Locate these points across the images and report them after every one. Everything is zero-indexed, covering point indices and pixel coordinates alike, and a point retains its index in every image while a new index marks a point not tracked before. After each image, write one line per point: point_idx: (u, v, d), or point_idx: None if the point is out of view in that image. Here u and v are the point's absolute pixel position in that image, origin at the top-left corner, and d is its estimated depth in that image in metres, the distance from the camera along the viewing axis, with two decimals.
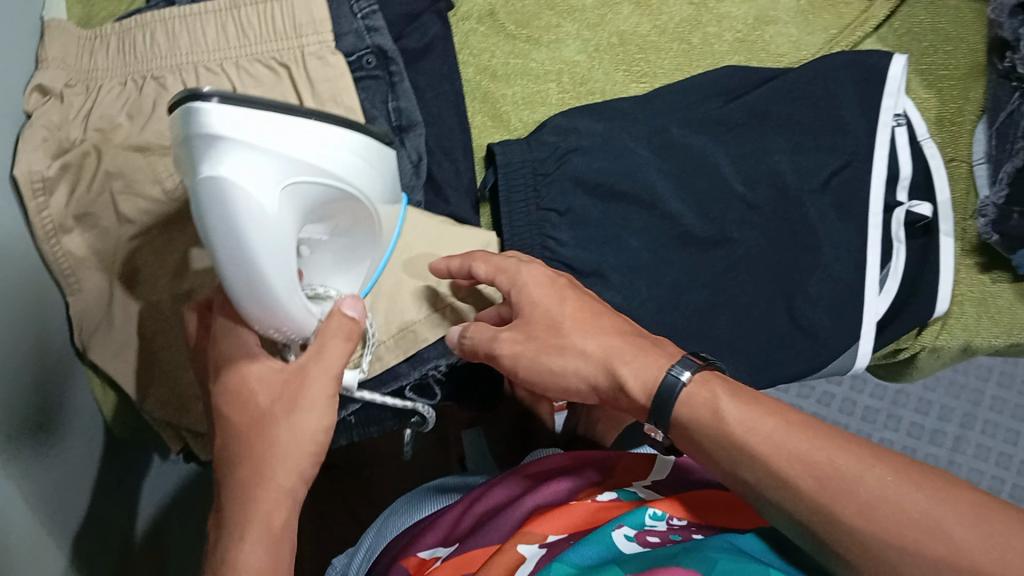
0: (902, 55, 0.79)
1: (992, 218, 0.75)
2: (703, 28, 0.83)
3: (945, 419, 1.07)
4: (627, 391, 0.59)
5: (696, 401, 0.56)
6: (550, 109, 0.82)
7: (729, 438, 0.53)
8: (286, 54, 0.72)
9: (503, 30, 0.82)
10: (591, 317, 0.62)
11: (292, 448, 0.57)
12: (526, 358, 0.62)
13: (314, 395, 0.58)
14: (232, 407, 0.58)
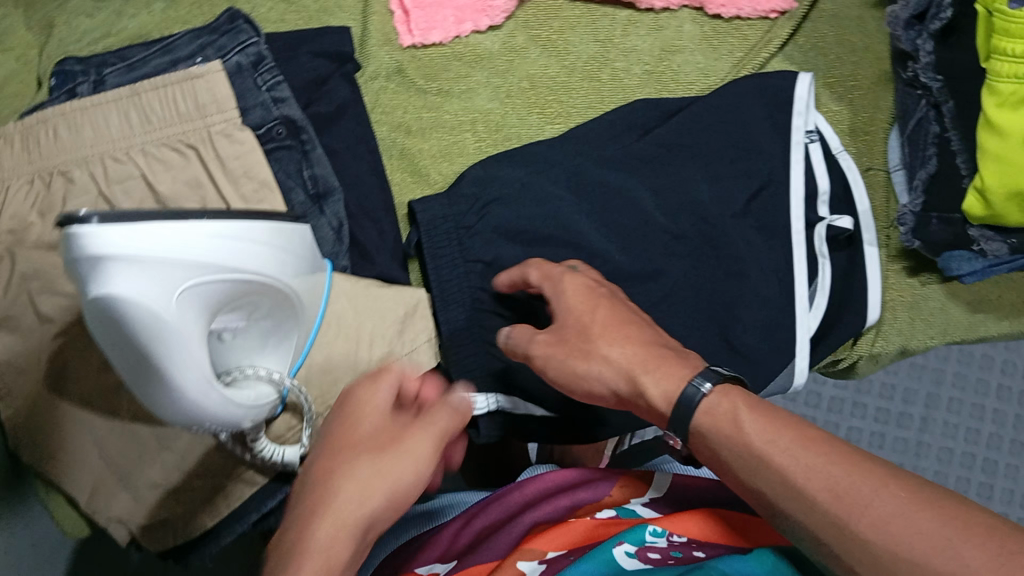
0: (807, 73, 0.77)
1: (911, 226, 0.74)
2: (611, 64, 0.79)
3: (910, 401, 0.97)
4: (647, 400, 0.55)
5: (718, 411, 0.51)
6: (469, 160, 0.78)
7: (755, 455, 0.49)
8: (191, 135, 0.69)
9: (413, 84, 0.78)
10: (611, 326, 0.59)
11: (350, 490, 0.49)
12: (554, 357, 0.60)
13: (411, 448, 0.51)
14: (335, 430, 0.53)
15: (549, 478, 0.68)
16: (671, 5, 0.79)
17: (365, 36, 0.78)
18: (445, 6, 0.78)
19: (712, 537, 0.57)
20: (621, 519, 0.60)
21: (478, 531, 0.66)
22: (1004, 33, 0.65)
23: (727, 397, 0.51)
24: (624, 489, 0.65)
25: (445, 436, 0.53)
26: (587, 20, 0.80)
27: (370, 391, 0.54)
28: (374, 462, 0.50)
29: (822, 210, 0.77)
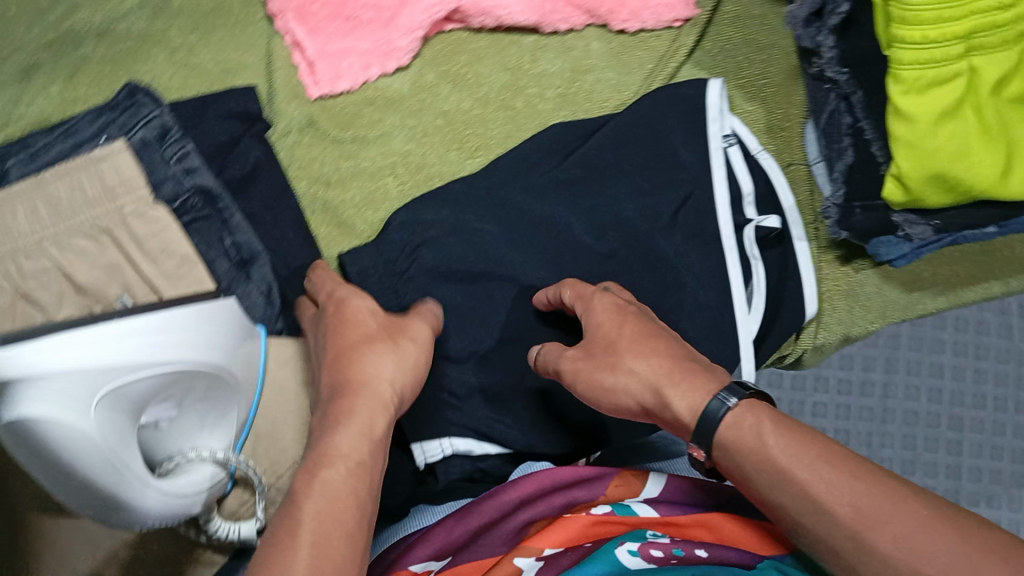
0: (717, 79, 0.77)
1: (836, 218, 0.75)
2: (524, 91, 0.79)
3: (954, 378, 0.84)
4: (672, 413, 0.54)
5: (741, 426, 0.52)
6: (394, 205, 0.77)
7: (777, 470, 0.49)
8: (103, 219, 0.68)
9: (327, 135, 0.77)
10: (637, 342, 0.58)
11: (380, 374, 0.57)
12: (585, 372, 0.60)
13: (414, 337, 0.61)
14: (337, 331, 0.60)
15: (543, 477, 0.66)
16: (575, 26, 0.79)
17: (273, 92, 0.77)
18: (349, 54, 0.76)
19: (709, 537, 0.62)
20: (619, 518, 0.62)
21: (472, 531, 0.64)
22: (900, 23, 0.65)
23: (749, 411, 0.52)
24: (621, 488, 0.66)
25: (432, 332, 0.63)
26: (495, 50, 0.79)
27: (360, 300, 0.61)
28: (391, 351, 0.58)
29: (748, 210, 0.77)
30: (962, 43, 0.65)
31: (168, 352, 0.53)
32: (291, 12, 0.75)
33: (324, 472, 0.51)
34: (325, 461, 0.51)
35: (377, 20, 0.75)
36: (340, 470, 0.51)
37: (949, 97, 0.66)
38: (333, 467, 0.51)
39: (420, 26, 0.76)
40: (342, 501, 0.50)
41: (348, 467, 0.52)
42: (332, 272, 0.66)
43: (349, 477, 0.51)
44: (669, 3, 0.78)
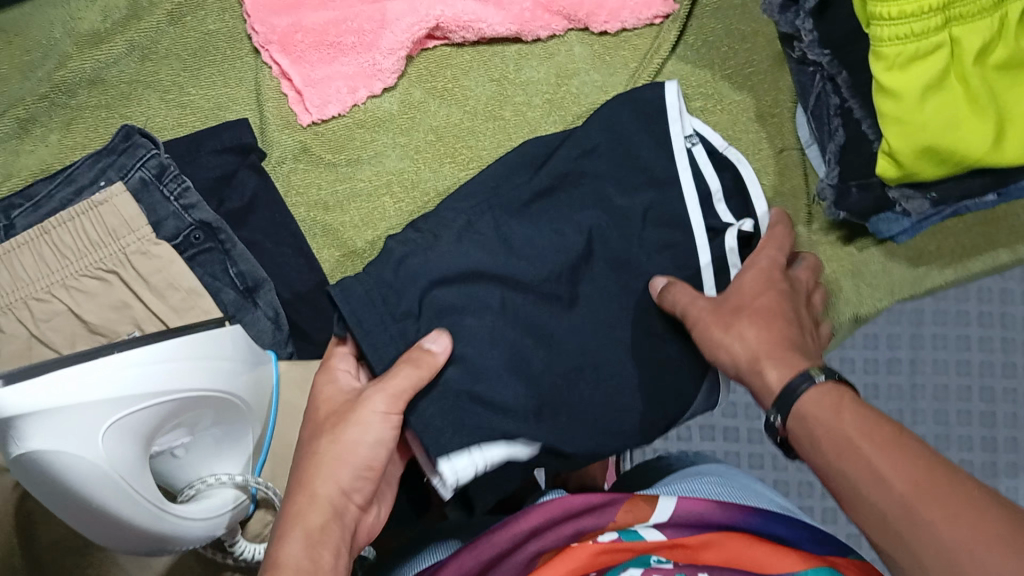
0: (673, 83, 0.69)
1: (833, 199, 0.74)
2: (511, 100, 0.80)
3: (966, 373, 0.94)
4: (763, 382, 0.54)
5: (823, 403, 0.49)
6: (392, 223, 0.78)
7: (847, 442, 0.47)
8: (107, 260, 0.69)
9: (321, 159, 0.78)
10: (756, 319, 0.57)
11: (320, 479, 0.56)
12: (705, 323, 0.59)
13: (371, 407, 0.57)
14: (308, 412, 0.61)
15: (551, 506, 0.59)
16: (557, 32, 0.80)
17: (264, 124, 0.78)
18: (335, 78, 0.77)
19: (718, 559, 0.54)
20: (625, 544, 0.55)
21: (483, 563, 0.58)
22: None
23: (828, 391, 0.50)
24: (628, 514, 0.58)
25: (391, 392, 0.56)
26: (479, 62, 0.80)
27: (332, 382, 0.61)
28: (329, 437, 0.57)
29: (723, 213, 0.68)
30: (940, 15, 0.65)
31: (167, 381, 0.54)
32: (275, 43, 0.77)
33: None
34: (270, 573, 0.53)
35: (359, 44, 0.77)
36: None
37: (931, 70, 0.66)
38: None
39: (402, 45, 0.77)
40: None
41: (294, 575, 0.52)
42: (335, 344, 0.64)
43: None
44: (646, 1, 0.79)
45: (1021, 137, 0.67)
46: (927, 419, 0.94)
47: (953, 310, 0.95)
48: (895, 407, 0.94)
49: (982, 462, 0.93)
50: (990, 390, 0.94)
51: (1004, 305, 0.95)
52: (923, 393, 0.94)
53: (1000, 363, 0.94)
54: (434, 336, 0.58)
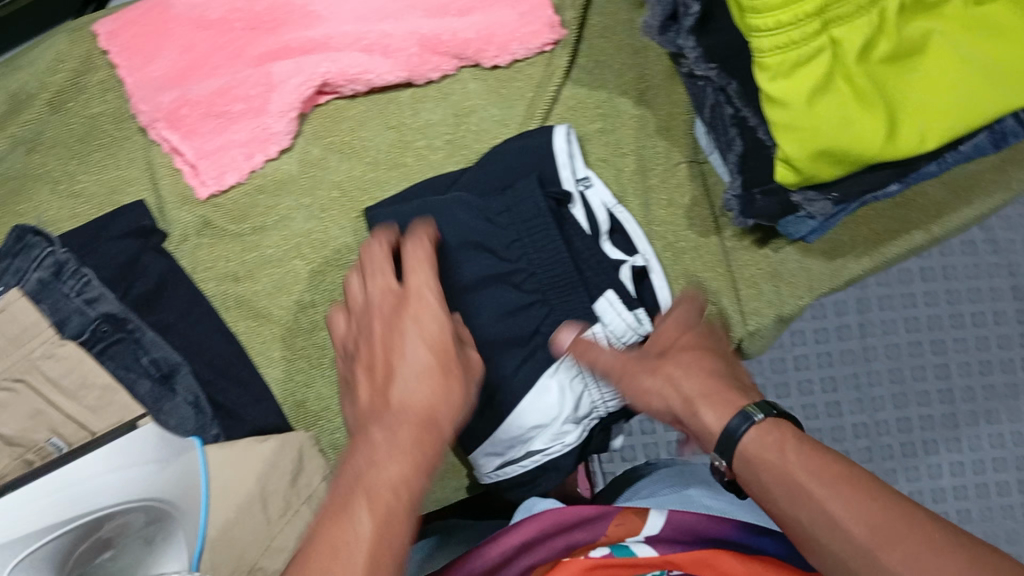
0: (562, 127, 0.75)
1: (739, 209, 0.76)
2: (412, 145, 0.79)
3: (916, 329, 1.04)
4: (700, 423, 0.56)
5: (764, 443, 0.52)
6: (307, 286, 0.76)
7: (796, 483, 0.50)
8: (14, 369, 0.66)
9: (225, 231, 0.76)
10: (643, 366, 0.61)
11: (427, 405, 0.56)
12: (627, 371, 0.62)
13: (467, 359, 0.61)
14: (397, 353, 0.58)
15: (545, 518, 0.59)
16: (448, 71, 0.78)
17: (161, 202, 0.76)
18: (229, 147, 0.75)
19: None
20: (618, 561, 0.53)
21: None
22: (752, 11, 0.64)
23: (764, 434, 0.53)
24: (622, 526, 0.58)
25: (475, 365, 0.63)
26: (374, 111, 0.79)
27: (427, 314, 0.60)
28: (446, 386, 0.57)
29: (616, 252, 0.74)
30: (817, 20, 0.64)
31: (66, 512, 0.53)
32: (162, 120, 0.75)
33: (383, 499, 0.50)
34: (371, 485, 0.50)
35: (248, 110, 0.75)
36: (393, 500, 0.50)
37: (815, 75, 0.65)
38: (389, 492, 0.50)
39: (292, 106, 0.75)
40: (395, 525, 0.49)
41: (399, 498, 0.50)
42: (426, 248, 0.63)
43: (404, 504, 0.50)
44: (533, 30, 0.78)
45: (915, 122, 0.67)
46: (883, 378, 1.02)
47: (896, 271, 1.04)
48: (851, 372, 1.02)
49: (942, 415, 1.03)
50: (939, 342, 1.04)
51: (943, 260, 1.05)
52: (878, 354, 1.03)
53: (947, 315, 1.04)
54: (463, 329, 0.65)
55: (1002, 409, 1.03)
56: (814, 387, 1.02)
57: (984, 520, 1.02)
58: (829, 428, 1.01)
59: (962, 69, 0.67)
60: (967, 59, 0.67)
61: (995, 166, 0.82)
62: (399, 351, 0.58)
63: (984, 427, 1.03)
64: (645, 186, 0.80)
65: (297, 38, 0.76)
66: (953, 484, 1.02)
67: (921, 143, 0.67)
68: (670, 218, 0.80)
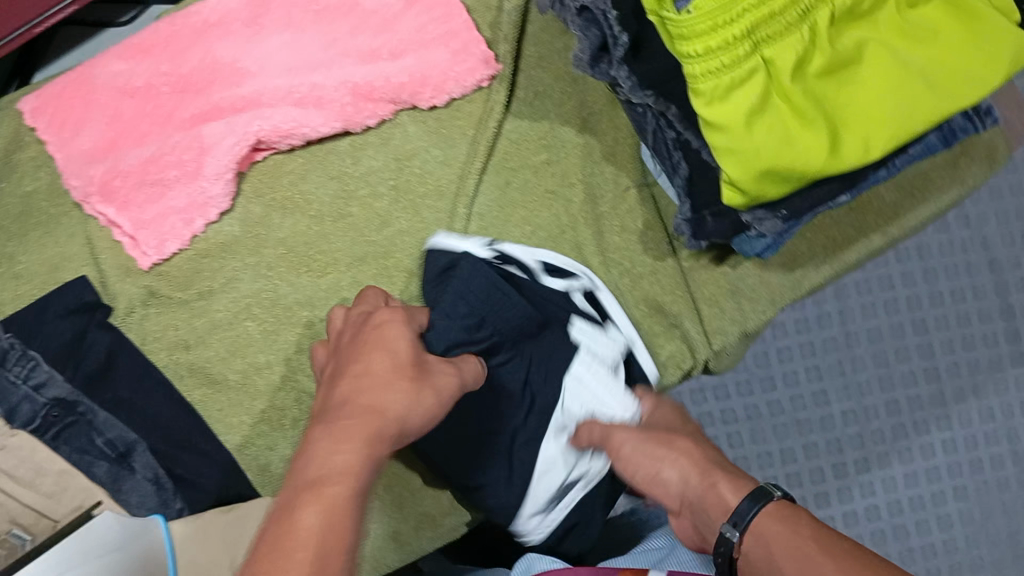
0: (438, 234, 0.74)
1: (690, 232, 0.73)
2: (356, 195, 0.77)
3: (895, 311, 1.05)
4: (716, 493, 0.61)
5: (775, 521, 0.57)
6: (261, 346, 0.74)
7: (804, 557, 0.53)
8: None
9: (171, 299, 0.75)
10: (657, 443, 0.67)
11: (395, 402, 0.52)
12: (637, 446, 0.68)
13: (442, 368, 0.58)
14: (360, 357, 0.56)
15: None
16: (385, 116, 0.77)
17: (103, 276, 0.75)
18: (168, 215, 0.74)
19: None
20: None
21: None
22: (678, 38, 0.63)
23: (779, 510, 0.57)
24: None
25: (460, 377, 0.59)
26: (314, 163, 0.77)
27: (396, 327, 0.58)
28: (402, 379, 0.54)
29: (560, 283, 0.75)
30: (748, 41, 0.63)
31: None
32: (96, 194, 0.73)
33: (328, 491, 0.45)
34: (317, 478, 0.46)
35: (183, 176, 0.73)
36: (339, 489, 0.45)
37: (751, 95, 0.63)
38: (337, 483, 0.45)
39: (227, 167, 0.74)
40: (336, 520, 0.44)
41: (346, 487, 0.46)
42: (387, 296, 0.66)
43: (350, 498, 0.45)
44: (468, 67, 0.77)
45: (857, 133, 0.65)
46: (867, 363, 1.05)
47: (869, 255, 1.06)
48: (834, 360, 1.05)
49: (929, 393, 1.05)
50: (920, 321, 1.06)
51: (915, 240, 1.07)
52: (860, 340, 1.05)
53: (925, 294, 1.06)
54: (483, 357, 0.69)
55: (987, 382, 1.06)
56: (800, 377, 1.04)
57: (981, 496, 1.05)
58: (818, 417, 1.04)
59: (901, 75, 0.65)
60: (906, 64, 0.65)
61: (947, 162, 0.80)
62: (368, 354, 0.56)
63: (973, 402, 1.06)
64: (597, 215, 0.78)
65: (229, 97, 0.74)
66: (947, 462, 1.05)
67: (867, 153, 0.65)
68: (624, 244, 0.79)
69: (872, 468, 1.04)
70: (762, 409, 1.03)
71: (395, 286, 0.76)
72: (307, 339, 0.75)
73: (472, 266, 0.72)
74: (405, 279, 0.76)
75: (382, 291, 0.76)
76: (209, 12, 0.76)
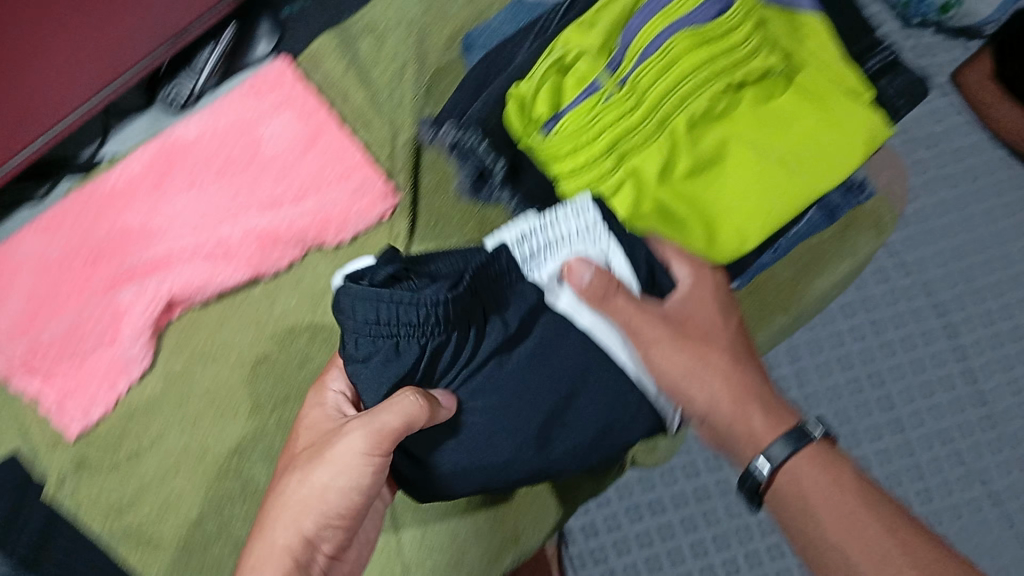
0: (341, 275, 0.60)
1: None
2: (275, 339, 0.78)
3: (850, 365, 0.94)
4: (746, 427, 0.60)
5: (812, 470, 0.58)
6: (193, 500, 0.75)
7: (845, 512, 0.55)
8: None
9: (101, 464, 0.76)
10: (693, 351, 0.62)
11: (295, 505, 0.59)
12: (672, 357, 0.61)
13: (343, 445, 0.58)
14: (289, 451, 0.65)
15: None
16: (294, 259, 0.79)
17: (34, 449, 0.76)
18: (91, 380, 0.76)
19: None
20: None
21: None
22: (550, 160, 0.69)
23: (819, 455, 0.58)
24: None
25: (369, 431, 0.57)
26: (231, 314, 0.79)
27: (316, 416, 0.65)
28: (305, 474, 0.60)
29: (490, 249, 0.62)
30: (611, 155, 0.67)
31: None
32: (19, 370, 0.76)
33: None
34: None
35: (102, 341, 0.77)
36: None
37: (621, 208, 0.67)
38: None
39: (144, 327, 0.76)
40: None
41: None
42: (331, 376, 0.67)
43: None
44: (367, 201, 0.79)
45: (730, 230, 0.68)
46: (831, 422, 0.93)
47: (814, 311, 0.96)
48: None
49: (898, 445, 0.92)
50: (877, 373, 0.94)
51: (861, 293, 0.97)
52: (820, 400, 0.93)
53: (877, 346, 0.95)
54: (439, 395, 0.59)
55: (955, 427, 0.93)
56: None
57: (970, 541, 0.89)
58: None
59: (762, 169, 0.68)
60: (765, 153, 0.68)
61: (835, 234, 0.83)
62: (299, 432, 0.65)
63: (942, 449, 0.92)
64: None
65: (140, 260, 0.78)
66: (926, 512, 0.90)
67: (742, 247, 0.68)
68: None
69: None
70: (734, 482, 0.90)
71: None
72: (239, 487, 0.75)
73: (360, 297, 0.55)
74: None
75: None
76: (114, 181, 0.80)
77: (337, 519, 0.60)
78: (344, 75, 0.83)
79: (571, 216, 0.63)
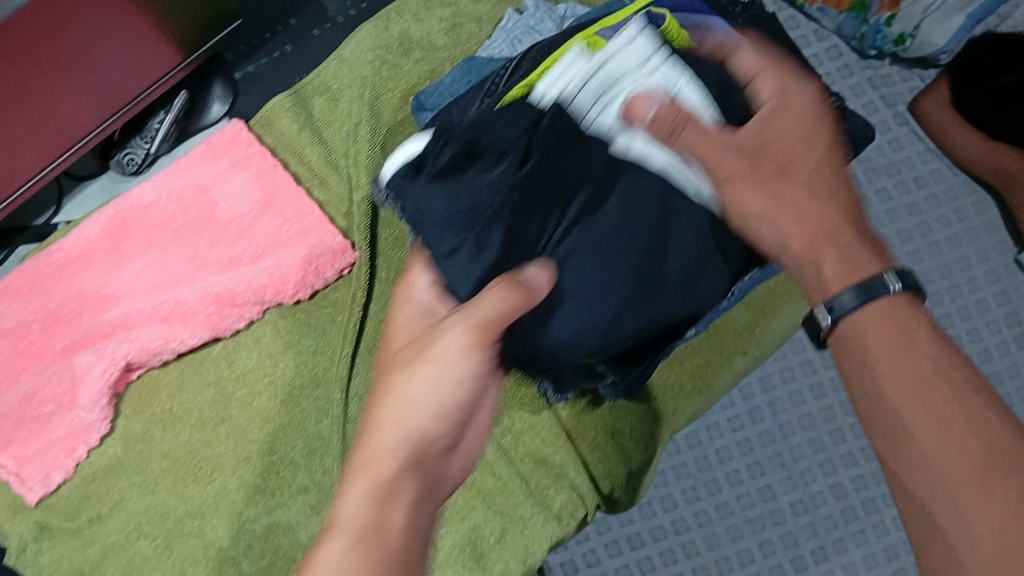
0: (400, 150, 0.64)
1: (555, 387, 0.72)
2: (235, 397, 0.78)
3: (823, 395, 0.95)
4: (818, 271, 0.55)
5: (891, 324, 0.52)
6: (155, 563, 0.74)
7: (911, 379, 0.50)
8: None
9: (63, 529, 0.76)
10: (766, 187, 0.56)
11: (406, 403, 0.57)
12: (745, 187, 0.57)
13: (451, 336, 0.58)
14: (385, 356, 0.62)
15: None
16: (253, 317, 0.79)
17: None
18: (49, 448, 0.76)
19: None
20: None
21: None
22: None
23: (896, 313, 0.53)
24: None
25: (490, 304, 0.57)
26: (190, 374, 0.79)
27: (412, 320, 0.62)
28: (406, 375, 0.58)
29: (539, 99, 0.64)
30: None
31: None
32: None
33: (330, 545, 0.52)
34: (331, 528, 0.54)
35: (59, 408, 0.76)
36: (339, 540, 0.52)
37: None
38: (335, 539, 0.52)
39: (102, 393, 0.76)
40: (353, 562, 0.50)
41: (355, 526, 0.52)
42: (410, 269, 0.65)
43: (358, 537, 0.52)
44: (325, 259, 0.80)
45: None
46: (806, 451, 0.94)
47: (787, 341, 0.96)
48: (773, 452, 0.94)
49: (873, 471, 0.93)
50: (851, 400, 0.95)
51: None
52: (794, 429, 0.95)
53: None
54: (535, 267, 0.59)
55: None
56: (742, 477, 0.94)
57: None
58: (767, 513, 0.93)
59: None
60: None
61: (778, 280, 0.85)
62: (391, 339, 0.63)
63: None
64: None
65: (98, 324, 0.78)
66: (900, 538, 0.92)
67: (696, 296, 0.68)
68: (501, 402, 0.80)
69: (831, 556, 0.92)
70: (710, 513, 0.93)
71: (283, 479, 0.76)
72: (202, 547, 0.74)
73: (423, 191, 0.59)
74: (294, 472, 0.76)
75: (272, 486, 0.76)
76: (70, 247, 0.80)
77: (449, 414, 0.58)
78: (299, 135, 0.85)
79: (634, 38, 0.64)
